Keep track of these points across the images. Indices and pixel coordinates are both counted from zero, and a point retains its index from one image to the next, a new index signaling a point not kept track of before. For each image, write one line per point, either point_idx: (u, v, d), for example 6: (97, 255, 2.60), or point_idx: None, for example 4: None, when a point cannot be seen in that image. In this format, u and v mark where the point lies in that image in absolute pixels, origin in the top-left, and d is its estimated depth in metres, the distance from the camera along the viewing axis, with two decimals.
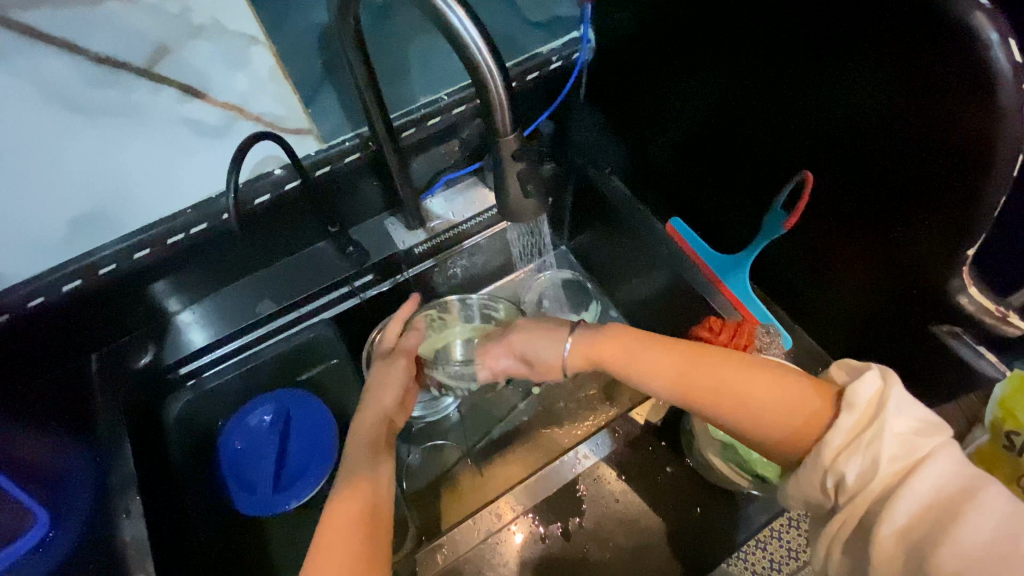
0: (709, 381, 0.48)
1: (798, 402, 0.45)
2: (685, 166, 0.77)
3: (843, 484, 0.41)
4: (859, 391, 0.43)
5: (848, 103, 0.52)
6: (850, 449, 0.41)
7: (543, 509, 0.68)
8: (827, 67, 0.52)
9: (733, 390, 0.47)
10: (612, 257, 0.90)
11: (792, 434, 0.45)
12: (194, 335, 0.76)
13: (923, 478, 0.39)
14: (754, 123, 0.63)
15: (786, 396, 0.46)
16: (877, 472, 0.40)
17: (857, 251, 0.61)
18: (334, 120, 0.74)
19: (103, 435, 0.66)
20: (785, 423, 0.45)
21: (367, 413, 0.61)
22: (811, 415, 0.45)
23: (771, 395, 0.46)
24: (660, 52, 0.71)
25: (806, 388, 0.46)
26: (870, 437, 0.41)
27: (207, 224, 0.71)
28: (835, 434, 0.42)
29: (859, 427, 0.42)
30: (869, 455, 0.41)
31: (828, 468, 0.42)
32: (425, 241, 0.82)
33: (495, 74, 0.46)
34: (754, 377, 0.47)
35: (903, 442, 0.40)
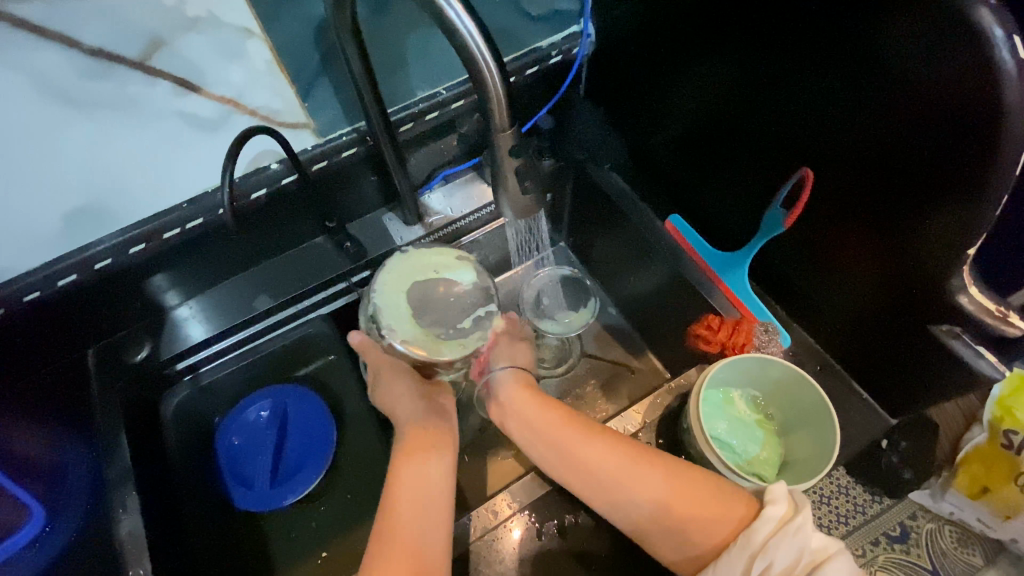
0: (630, 472, 0.55)
1: (714, 494, 0.52)
2: (682, 163, 0.77)
3: (770, 571, 0.48)
4: (779, 492, 0.51)
5: (849, 98, 0.52)
6: (779, 538, 0.48)
7: (541, 506, 0.67)
8: (830, 63, 0.51)
9: (651, 483, 0.54)
10: (611, 254, 0.90)
11: (713, 519, 0.51)
12: (192, 330, 0.75)
13: (834, 568, 0.46)
14: (755, 120, 0.63)
15: (716, 497, 0.52)
16: (799, 560, 0.47)
17: (859, 248, 0.60)
18: (331, 114, 0.72)
19: (100, 433, 0.66)
20: (703, 529, 0.51)
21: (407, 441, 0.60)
22: (726, 520, 0.51)
23: (696, 498, 0.52)
24: (661, 47, 0.70)
25: (720, 484, 0.53)
26: (795, 526, 0.48)
27: (205, 219, 0.67)
28: (764, 523, 0.49)
29: (781, 517, 0.49)
30: (797, 544, 0.48)
31: (756, 555, 0.48)
32: (424, 237, 0.81)
33: (492, 67, 0.46)
34: (680, 479, 0.54)
35: (820, 538, 0.48)
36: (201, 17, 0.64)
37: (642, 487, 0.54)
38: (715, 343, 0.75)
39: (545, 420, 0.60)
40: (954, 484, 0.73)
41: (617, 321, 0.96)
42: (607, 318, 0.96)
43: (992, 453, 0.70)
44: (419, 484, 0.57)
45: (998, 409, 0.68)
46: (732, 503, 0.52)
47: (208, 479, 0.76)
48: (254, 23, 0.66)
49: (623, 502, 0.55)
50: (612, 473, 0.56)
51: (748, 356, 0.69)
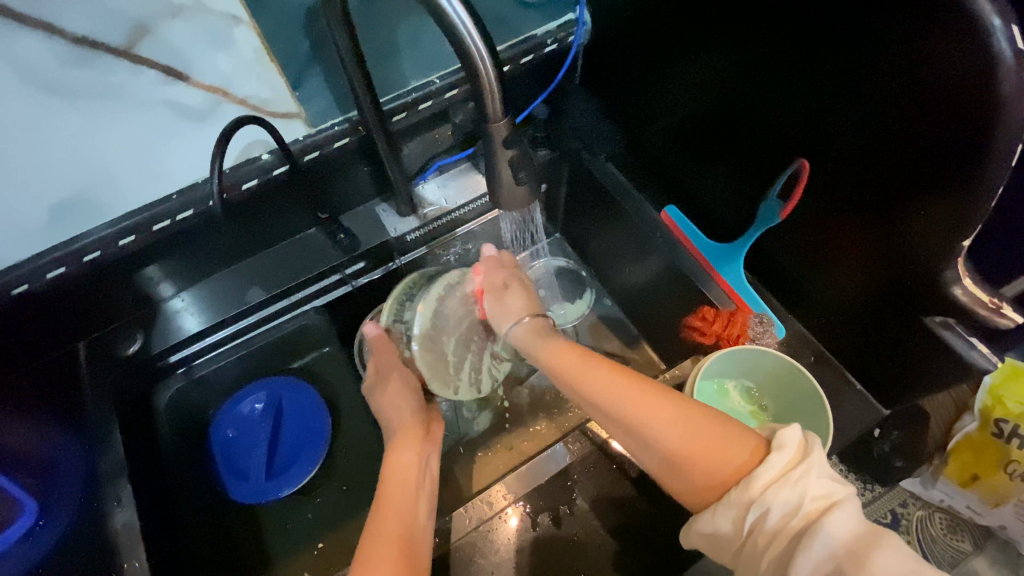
0: (636, 411, 0.53)
1: (719, 436, 0.50)
2: (677, 153, 0.76)
3: (766, 519, 0.45)
4: (787, 437, 0.48)
5: (841, 89, 0.52)
6: (779, 485, 0.45)
7: (536, 497, 0.67)
8: (824, 52, 0.51)
9: (656, 421, 0.52)
10: (605, 244, 0.90)
11: (713, 463, 0.49)
12: (185, 321, 0.75)
13: (838, 518, 0.42)
14: (751, 110, 0.62)
15: (721, 439, 0.49)
16: (799, 510, 0.44)
17: (853, 240, 0.60)
18: (322, 104, 0.71)
19: (92, 426, 0.66)
20: (708, 468, 0.49)
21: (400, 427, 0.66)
22: (733, 459, 0.48)
23: (700, 437, 0.50)
24: (655, 34, 0.69)
25: (729, 428, 0.50)
26: (797, 474, 0.45)
27: (194, 211, 0.67)
28: (766, 469, 0.46)
29: (785, 461, 0.46)
30: (796, 493, 0.44)
31: (753, 500, 0.45)
32: (418, 228, 0.81)
33: (485, 56, 0.45)
34: (690, 421, 0.51)
35: (825, 485, 0.44)
36: (186, 4, 0.58)
37: (647, 425, 0.53)
38: (710, 334, 0.75)
39: (566, 358, 0.61)
40: (944, 472, 0.75)
41: (613, 312, 0.96)
42: (603, 310, 0.96)
43: (983, 442, 0.70)
44: (406, 467, 0.61)
45: (989, 398, 0.68)
46: (743, 444, 0.49)
47: (203, 471, 0.76)
48: (241, 9, 0.61)
49: (634, 441, 0.54)
50: (620, 408, 0.54)
51: (743, 349, 0.70)
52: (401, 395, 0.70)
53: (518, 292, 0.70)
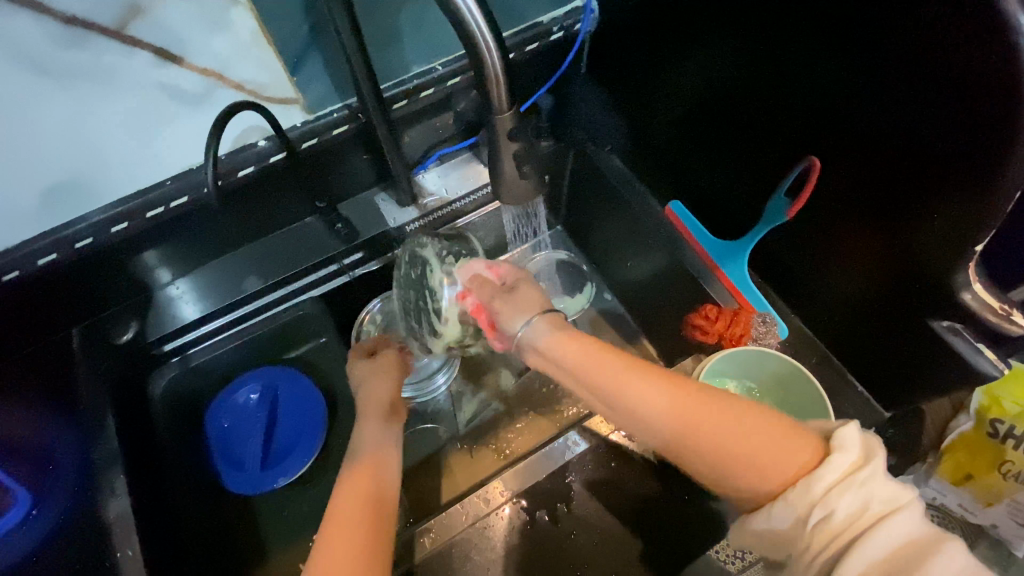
0: (680, 411, 0.43)
1: (779, 437, 0.42)
2: (685, 148, 0.75)
3: (829, 522, 0.39)
4: (847, 434, 0.41)
5: (855, 87, 0.50)
6: (842, 489, 0.39)
7: (532, 494, 0.63)
8: (838, 48, 0.50)
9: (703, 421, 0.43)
10: (608, 237, 0.89)
11: (772, 462, 0.41)
12: (183, 308, 0.74)
13: (900, 521, 0.38)
14: (763, 104, 0.61)
15: (778, 440, 0.41)
16: (863, 513, 0.38)
17: (862, 242, 0.59)
18: (321, 89, 0.68)
19: (86, 414, 0.65)
20: (765, 474, 0.41)
21: (371, 417, 0.63)
22: (791, 460, 0.41)
23: (756, 440, 0.41)
24: (664, 24, 0.68)
25: (792, 437, 0.42)
26: (862, 476, 0.39)
27: (189, 197, 0.65)
28: (829, 472, 0.40)
29: (848, 463, 0.40)
30: (862, 495, 0.39)
31: (812, 503, 0.40)
32: (418, 219, 0.80)
33: (492, 46, 0.43)
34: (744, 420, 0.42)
35: (891, 487, 0.39)
36: None
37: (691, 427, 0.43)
38: (711, 333, 0.74)
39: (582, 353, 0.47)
40: (939, 470, 0.75)
41: (613, 307, 0.94)
42: (603, 304, 0.95)
43: (978, 441, 0.70)
44: (363, 486, 0.50)
45: (987, 398, 0.67)
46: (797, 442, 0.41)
47: (198, 461, 0.75)
48: None
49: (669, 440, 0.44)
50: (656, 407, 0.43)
51: (749, 348, 0.69)
52: (379, 386, 0.67)
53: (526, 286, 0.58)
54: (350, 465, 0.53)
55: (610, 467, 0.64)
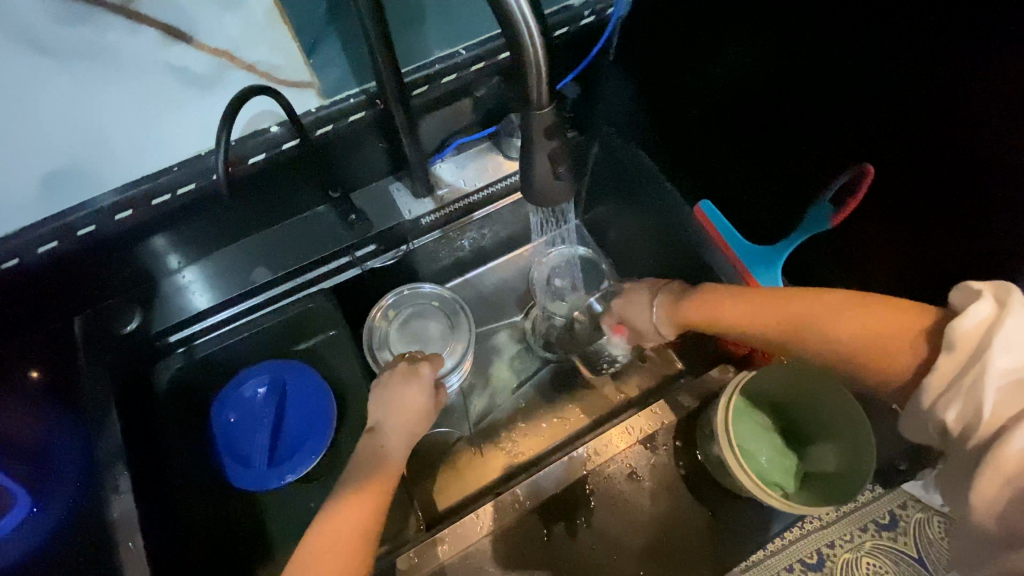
0: (777, 322, 0.49)
1: (877, 316, 0.43)
2: (718, 145, 0.71)
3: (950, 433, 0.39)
4: (965, 329, 0.38)
5: (916, 92, 0.46)
6: (964, 394, 0.38)
7: (549, 508, 0.60)
8: (899, 49, 0.46)
9: (801, 322, 0.47)
10: (629, 234, 0.85)
11: (877, 344, 0.43)
12: (196, 298, 0.72)
13: None
14: (811, 104, 0.56)
15: (876, 316, 0.43)
16: (981, 417, 0.37)
17: (910, 253, 0.56)
18: (336, 72, 0.64)
19: (88, 408, 0.63)
20: (881, 351, 0.43)
21: (390, 444, 0.61)
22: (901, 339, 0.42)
23: (854, 323, 0.44)
24: (702, 14, 0.64)
25: (894, 313, 0.43)
26: (969, 381, 0.37)
27: (196, 184, 0.62)
28: (937, 373, 0.39)
29: (957, 362, 0.38)
30: (972, 399, 0.37)
31: (930, 414, 0.40)
32: (434, 211, 0.76)
33: (536, 37, 0.38)
34: (837, 308, 0.45)
35: (1012, 381, 0.36)
36: None
37: (791, 330, 0.48)
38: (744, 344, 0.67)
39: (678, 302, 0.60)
40: None
41: None
42: None
43: None
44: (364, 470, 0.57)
45: None
46: (915, 320, 0.42)
47: (203, 457, 0.73)
48: None
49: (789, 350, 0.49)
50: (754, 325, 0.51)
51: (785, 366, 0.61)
52: (404, 398, 0.64)
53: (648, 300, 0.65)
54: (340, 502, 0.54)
55: (632, 478, 0.62)
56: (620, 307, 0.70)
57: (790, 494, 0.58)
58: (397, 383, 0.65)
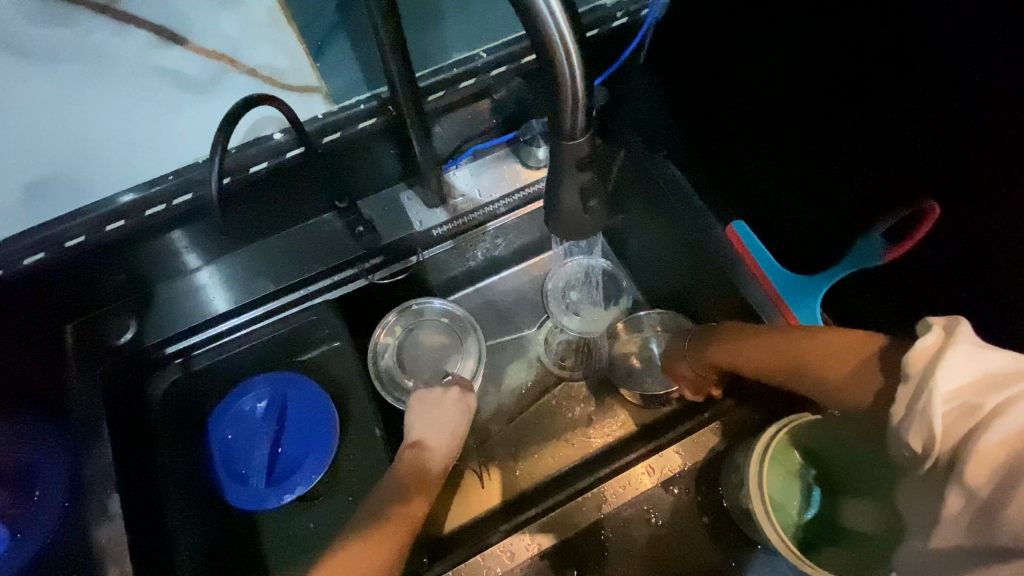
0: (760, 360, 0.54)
1: (831, 347, 0.47)
2: (757, 163, 0.65)
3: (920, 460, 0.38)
4: (914, 356, 0.38)
5: (986, 126, 0.42)
6: (911, 416, 0.38)
7: (562, 551, 0.57)
8: (972, 78, 0.41)
9: (774, 358, 0.52)
10: (652, 250, 0.81)
11: (830, 373, 0.46)
12: (214, 297, 0.68)
13: (988, 438, 0.35)
14: (869, 127, 0.50)
15: (830, 348, 0.47)
16: (938, 438, 0.37)
17: (966, 298, 0.51)
18: (346, 76, 0.60)
19: (80, 423, 0.60)
20: (834, 379, 0.46)
21: (428, 449, 0.66)
22: (848, 369, 0.45)
23: (811, 355, 0.48)
24: (746, 23, 0.58)
25: (846, 344, 0.46)
26: (920, 407, 0.37)
27: (194, 195, 0.55)
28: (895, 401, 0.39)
29: (909, 387, 0.38)
30: (928, 424, 0.37)
31: (893, 439, 0.39)
32: (446, 223, 0.72)
33: (575, 65, 0.34)
34: (801, 343, 0.49)
35: (962, 401, 0.36)
36: None
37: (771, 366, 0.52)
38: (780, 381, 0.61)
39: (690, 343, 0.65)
40: None
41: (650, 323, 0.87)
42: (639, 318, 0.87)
43: None
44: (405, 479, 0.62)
45: None
46: (865, 349, 0.44)
47: (199, 472, 0.70)
48: None
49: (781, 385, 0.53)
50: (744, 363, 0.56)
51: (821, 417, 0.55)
52: (444, 408, 0.68)
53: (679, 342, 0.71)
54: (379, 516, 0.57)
55: (651, 524, 0.59)
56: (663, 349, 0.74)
57: (820, 556, 0.54)
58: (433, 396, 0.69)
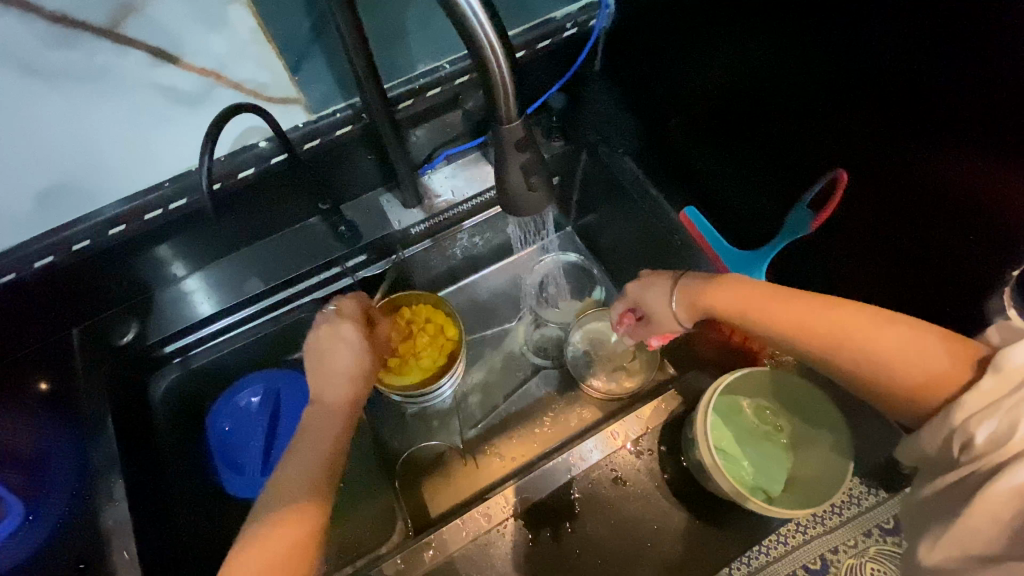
0: (830, 333, 0.48)
1: (927, 344, 0.45)
2: (703, 150, 0.71)
3: (970, 447, 0.41)
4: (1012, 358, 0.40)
5: (877, 103, 0.47)
6: (987, 411, 0.41)
7: (538, 509, 0.61)
8: (864, 60, 0.47)
9: (854, 335, 0.47)
10: (620, 242, 0.86)
11: (922, 371, 0.45)
12: (198, 304, 0.73)
13: None
14: (788, 110, 0.56)
15: (923, 342, 0.45)
16: (1012, 437, 0.39)
17: (888, 260, 0.56)
18: (323, 88, 0.66)
19: (87, 416, 0.65)
20: (925, 374, 0.45)
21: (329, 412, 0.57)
22: (941, 367, 0.44)
23: (904, 345, 0.46)
24: (682, 26, 0.65)
25: (940, 341, 0.45)
26: (1004, 404, 0.40)
27: (188, 199, 0.63)
28: (974, 396, 0.42)
29: (1001, 387, 0.41)
30: (1005, 419, 0.39)
31: (958, 428, 0.42)
32: (423, 221, 0.78)
33: (501, 56, 0.40)
34: (888, 329, 0.47)
35: None
36: None
37: (842, 341, 0.48)
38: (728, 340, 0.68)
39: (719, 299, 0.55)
40: None
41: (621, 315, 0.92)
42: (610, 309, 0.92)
43: None
44: (315, 459, 0.53)
45: None
46: (957, 349, 0.44)
47: (199, 463, 0.75)
48: None
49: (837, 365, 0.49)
50: (809, 333, 0.49)
51: (756, 370, 0.61)
52: (328, 348, 0.60)
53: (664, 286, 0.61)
54: (293, 500, 0.50)
55: (617, 483, 0.63)
56: (635, 292, 0.63)
57: (772, 497, 0.59)
58: (325, 341, 0.60)
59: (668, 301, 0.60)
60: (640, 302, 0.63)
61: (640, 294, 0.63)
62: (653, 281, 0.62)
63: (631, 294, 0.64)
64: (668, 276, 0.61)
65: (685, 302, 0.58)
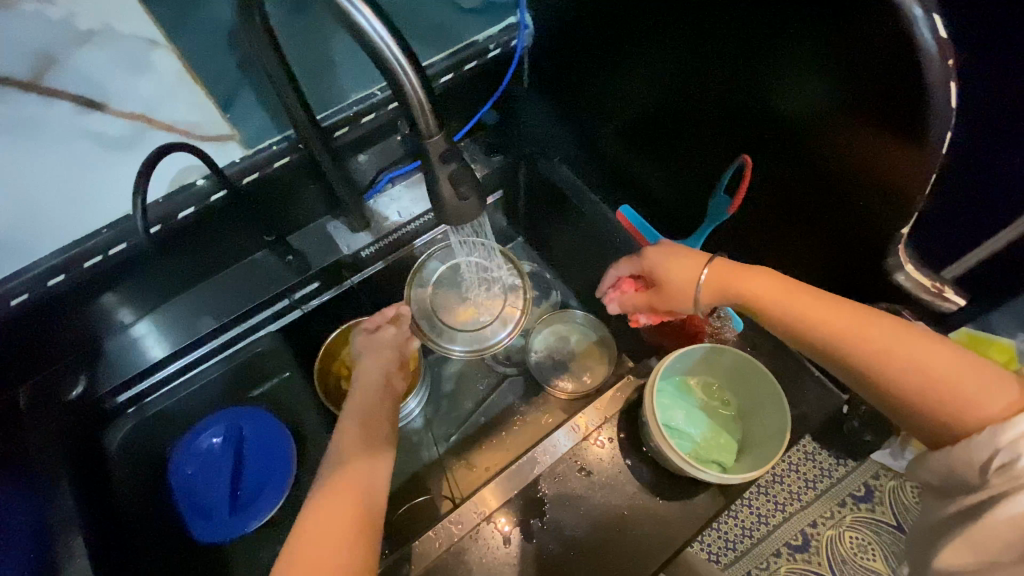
0: (883, 338, 0.50)
1: (976, 371, 0.48)
2: (628, 151, 0.76)
3: (1011, 466, 0.43)
4: None
5: (763, 89, 0.52)
6: None
7: (507, 511, 0.62)
8: (749, 55, 0.51)
9: (908, 343, 0.49)
10: (567, 246, 0.89)
11: (972, 393, 0.47)
12: (149, 347, 0.72)
13: None
14: (694, 106, 0.61)
15: (972, 368, 0.48)
16: None
17: (801, 234, 0.61)
18: (256, 124, 0.69)
19: (41, 476, 0.63)
20: (976, 398, 0.47)
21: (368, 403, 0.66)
22: (988, 393, 0.47)
23: (956, 366, 0.48)
24: (592, 37, 0.69)
25: (987, 370, 0.48)
26: None
27: (128, 243, 0.64)
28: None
29: None
30: None
31: (1001, 446, 0.44)
32: (372, 244, 0.79)
33: (412, 78, 0.43)
34: (941, 350, 0.49)
35: None
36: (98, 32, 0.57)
37: (895, 346, 0.49)
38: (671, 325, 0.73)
39: (760, 286, 0.56)
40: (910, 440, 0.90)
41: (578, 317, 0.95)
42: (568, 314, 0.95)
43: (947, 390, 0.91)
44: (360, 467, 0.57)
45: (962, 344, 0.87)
46: (1003, 382, 0.47)
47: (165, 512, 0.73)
48: (158, 33, 0.59)
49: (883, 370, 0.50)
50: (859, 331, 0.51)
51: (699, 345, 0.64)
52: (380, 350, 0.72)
53: (695, 256, 0.61)
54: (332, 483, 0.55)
55: (584, 476, 0.65)
56: (650, 255, 0.63)
57: (728, 468, 0.63)
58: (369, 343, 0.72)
59: (696, 270, 0.60)
60: (655, 267, 0.63)
61: (660, 258, 0.62)
62: (679, 250, 0.62)
63: (647, 260, 0.64)
64: (700, 256, 0.61)
65: (718, 285, 0.59)
